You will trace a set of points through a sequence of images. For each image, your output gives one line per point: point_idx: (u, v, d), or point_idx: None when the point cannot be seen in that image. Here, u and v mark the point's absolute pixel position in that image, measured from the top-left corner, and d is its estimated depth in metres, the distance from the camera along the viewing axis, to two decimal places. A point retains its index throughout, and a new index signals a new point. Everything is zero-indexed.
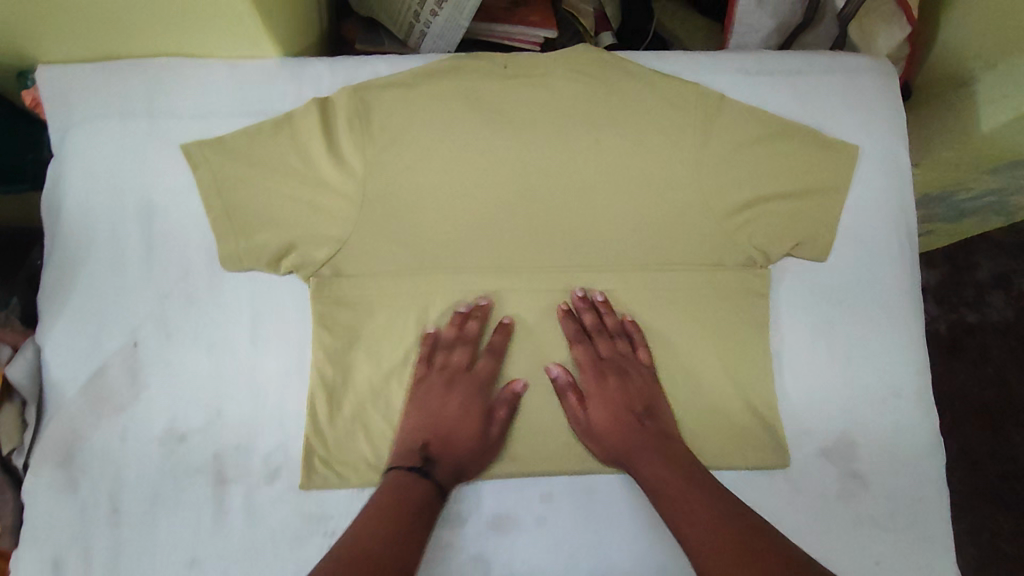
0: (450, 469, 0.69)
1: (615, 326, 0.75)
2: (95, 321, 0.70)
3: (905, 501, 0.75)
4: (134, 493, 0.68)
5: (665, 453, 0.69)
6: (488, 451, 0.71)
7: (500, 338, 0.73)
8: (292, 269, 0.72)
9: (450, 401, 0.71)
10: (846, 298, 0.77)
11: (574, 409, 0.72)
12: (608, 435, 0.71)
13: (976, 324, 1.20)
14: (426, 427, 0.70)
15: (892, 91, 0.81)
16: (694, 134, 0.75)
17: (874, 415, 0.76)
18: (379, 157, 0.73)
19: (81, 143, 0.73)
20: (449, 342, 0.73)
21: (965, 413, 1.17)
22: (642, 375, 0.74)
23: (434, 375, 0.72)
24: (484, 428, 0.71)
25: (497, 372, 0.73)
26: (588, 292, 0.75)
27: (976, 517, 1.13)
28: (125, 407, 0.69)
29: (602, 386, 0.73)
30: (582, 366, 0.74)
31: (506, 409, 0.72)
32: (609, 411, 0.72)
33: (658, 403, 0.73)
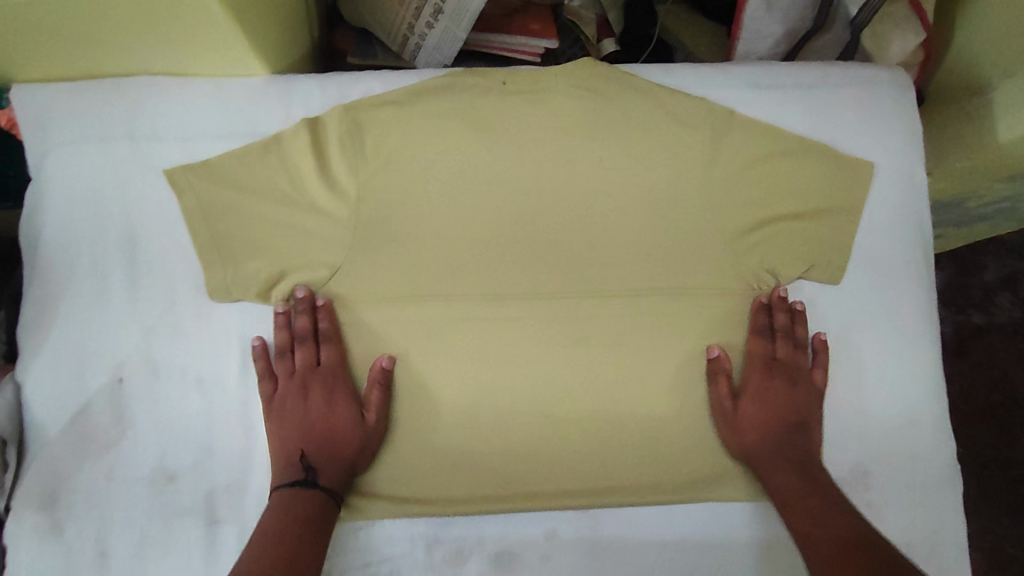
0: (337, 469, 0.66)
1: (802, 335, 0.72)
2: (77, 355, 0.67)
3: (924, 530, 0.72)
4: (121, 536, 0.65)
5: (800, 460, 0.68)
6: (372, 441, 0.68)
7: (327, 322, 0.68)
8: (282, 298, 0.69)
9: (312, 399, 0.68)
10: (861, 322, 0.74)
11: (724, 396, 0.70)
12: (759, 434, 0.70)
13: (983, 325, 1.15)
14: (291, 434, 0.66)
15: (908, 104, 0.78)
16: (702, 153, 0.72)
17: (890, 443, 0.73)
18: (373, 180, 0.70)
19: (61, 169, 0.70)
20: (284, 347, 0.69)
21: (969, 415, 1.13)
22: (808, 384, 0.72)
23: (287, 381, 0.68)
24: (359, 415, 0.68)
25: (344, 359, 0.69)
26: (774, 291, 0.72)
27: (981, 521, 1.10)
28: (111, 445, 0.66)
29: (764, 384, 0.71)
30: (759, 361, 0.72)
31: (377, 392, 0.68)
32: (768, 409, 0.70)
33: (812, 410, 0.71)
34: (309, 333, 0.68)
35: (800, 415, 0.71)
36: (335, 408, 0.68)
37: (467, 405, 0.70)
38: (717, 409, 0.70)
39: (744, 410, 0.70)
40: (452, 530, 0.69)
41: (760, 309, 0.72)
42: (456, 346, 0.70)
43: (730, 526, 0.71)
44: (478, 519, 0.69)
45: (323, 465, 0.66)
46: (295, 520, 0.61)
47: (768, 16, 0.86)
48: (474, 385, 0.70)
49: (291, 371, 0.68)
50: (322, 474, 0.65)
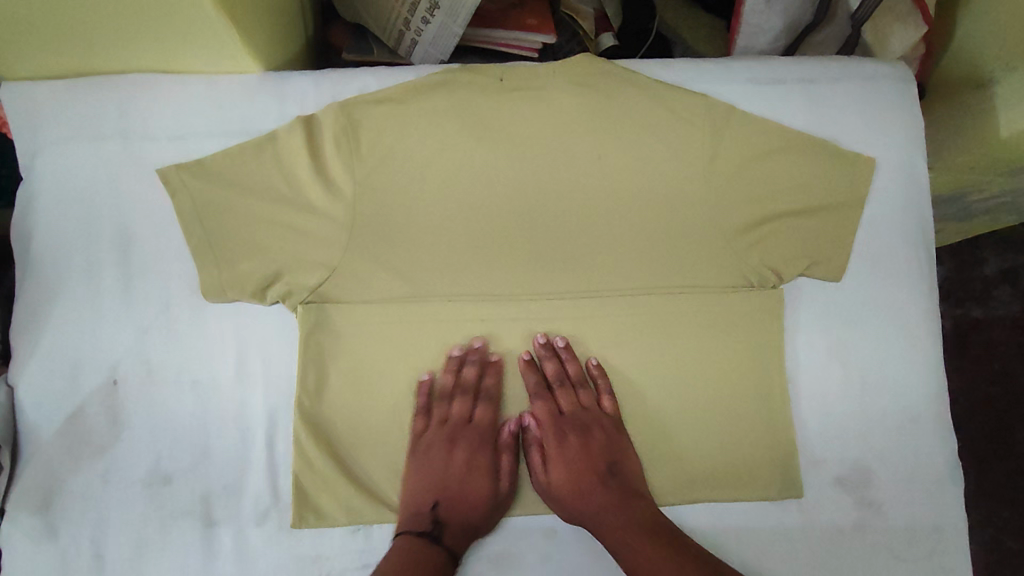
0: (458, 531, 0.66)
1: (576, 375, 0.71)
2: (70, 357, 0.66)
3: (925, 528, 0.72)
4: (117, 539, 0.65)
5: (622, 510, 0.67)
6: (501, 507, 0.69)
7: (494, 379, 0.70)
8: (279, 299, 0.68)
9: (455, 456, 0.68)
10: (862, 319, 0.74)
11: (535, 466, 0.70)
12: (571, 491, 0.68)
13: (983, 319, 1.15)
14: (422, 485, 0.67)
15: (909, 98, 0.77)
16: (702, 149, 0.71)
17: (891, 441, 0.73)
18: (369, 179, 0.69)
19: (52, 169, 0.69)
20: (445, 391, 0.69)
21: (970, 408, 1.13)
22: (607, 429, 0.70)
23: (439, 429, 0.69)
24: (493, 482, 0.68)
25: (497, 418, 0.71)
26: (535, 342, 0.70)
27: (981, 514, 1.10)
28: (105, 448, 0.66)
29: (560, 444, 0.70)
30: (541, 422, 0.70)
31: (511, 458, 0.70)
32: (568, 472, 0.69)
33: (625, 457, 0.69)
34: (472, 387, 0.69)
35: (607, 463, 0.69)
36: (473, 470, 0.68)
37: (488, 406, 0.70)
38: (534, 480, 0.69)
39: (555, 471, 0.69)
40: None
41: (525, 368, 0.70)
42: (454, 345, 0.70)
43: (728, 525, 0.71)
44: None
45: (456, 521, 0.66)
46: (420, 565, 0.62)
47: (768, 9, 0.85)
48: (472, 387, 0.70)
49: (444, 421, 0.69)
50: (450, 529, 0.66)
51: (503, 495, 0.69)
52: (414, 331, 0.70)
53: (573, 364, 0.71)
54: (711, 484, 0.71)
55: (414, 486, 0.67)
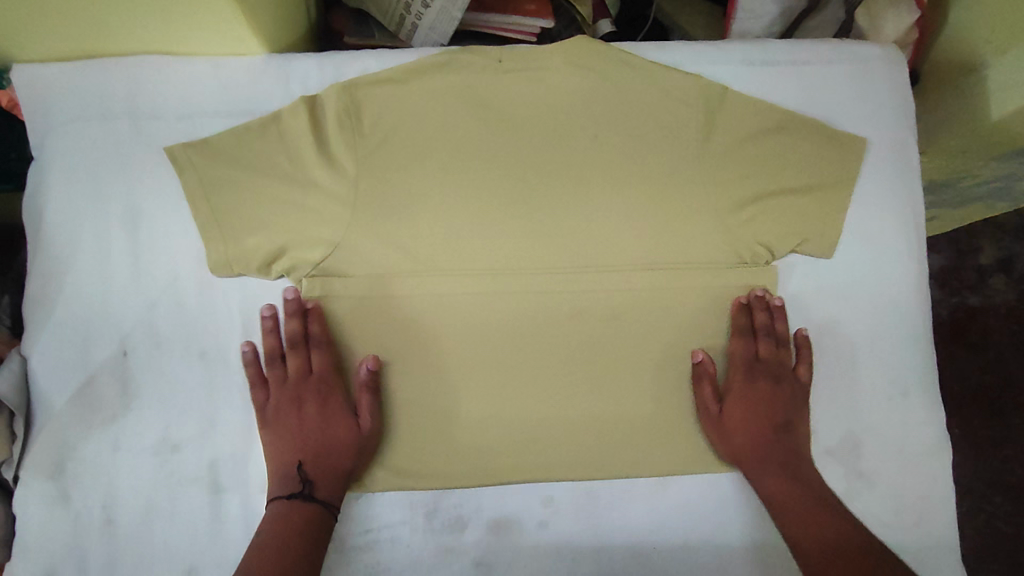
0: (331, 482, 0.66)
1: (783, 333, 0.73)
2: (81, 329, 0.68)
3: (913, 500, 0.73)
4: (127, 504, 0.67)
5: (791, 461, 0.69)
6: (368, 446, 0.68)
7: (318, 326, 0.69)
8: (284, 273, 0.70)
9: (308, 411, 0.68)
10: (852, 295, 0.75)
11: (710, 400, 0.71)
12: (746, 435, 0.70)
13: (978, 307, 1.16)
14: (289, 446, 0.66)
15: (900, 80, 0.79)
16: (696, 129, 0.73)
17: (881, 415, 0.75)
18: (371, 157, 0.70)
19: (62, 146, 0.70)
20: (275, 351, 0.69)
21: (964, 396, 1.14)
22: (795, 386, 0.72)
23: (281, 390, 0.68)
24: (353, 420, 0.68)
25: (336, 363, 0.70)
26: (751, 291, 0.74)
27: (974, 499, 1.12)
28: (116, 417, 0.68)
29: (748, 386, 0.72)
30: (735, 363, 0.73)
31: (370, 395, 0.68)
32: (752, 413, 0.71)
33: (800, 413, 0.72)
34: (298, 337, 0.69)
35: (787, 415, 0.71)
36: (329, 421, 0.67)
37: (487, 380, 0.71)
38: (702, 410, 0.71)
39: (731, 412, 0.71)
40: (450, 499, 0.70)
41: (739, 308, 0.73)
42: (455, 320, 0.72)
43: (723, 494, 0.72)
44: (475, 489, 0.70)
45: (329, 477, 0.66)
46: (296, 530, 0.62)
47: None
48: (472, 359, 0.71)
49: (283, 381, 0.69)
50: (324, 483, 0.65)
51: (367, 436, 0.68)
52: (415, 306, 0.71)
53: (781, 322, 0.73)
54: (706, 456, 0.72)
55: (284, 445, 0.67)
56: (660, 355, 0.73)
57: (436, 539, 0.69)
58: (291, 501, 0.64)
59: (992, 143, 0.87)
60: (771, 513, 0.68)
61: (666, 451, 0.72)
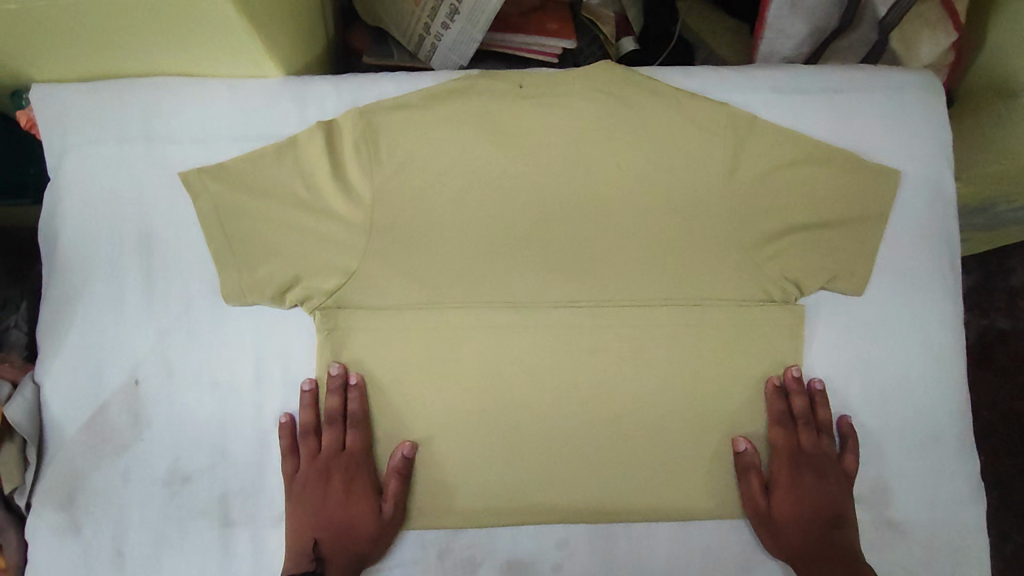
0: (345, 562, 0.65)
1: (825, 420, 0.71)
2: (95, 357, 0.68)
3: (944, 550, 0.71)
4: (138, 535, 0.66)
5: (844, 558, 0.67)
6: (390, 532, 0.67)
7: (358, 405, 0.68)
8: (297, 302, 0.69)
9: (332, 487, 0.67)
10: (884, 335, 0.72)
11: (757, 493, 0.68)
12: (796, 527, 0.68)
13: (1010, 330, 1.12)
14: (308, 521, 0.66)
15: (938, 109, 0.75)
16: (723, 159, 0.70)
17: (912, 460, 0.71)
18: (387, 185, 0.69)
19: (78, 171, 0.70)
20: (309, 427, 0.68)
21: (993, 421, 1.10)
22: (840, 475, 0.70)
23: (309, 464, 0.67)
24: (377, 506, 0.67)
25: (369, 444, 0.68)
26: (787, 372, 0.71)
27: (1002, 532, 1.08)
28: (127, 446, 0.67)
29: (793, 480, 0.69)
30: (777, 453, 0.70)
31: (399, 481, 0.67)
32: (799, 506, 0.69)
33: (846, 503, 0.69)
34: (337, 415, 0.68)
35: (835, 507, 0.69)
36: (352, 502, 0.66)
37: (501, 415, 0.69)
38: (750, 506, 0.69)
39: (778, 504, 0.69)
40: (463, 538, 0.68)
41: (775, 393, 0.70)
42: (469, 352, 0.69)
43: (745, 540, 0.70)
44: (489, 528, 0.68)
45: (343, 552, 0.65)
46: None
47: (792, 16, 0.84)
48: (487, 393, 0.69)
49: (313, 456, 0.68)
50: (337, 560, 0.65)
51: (390, 522, 0.67)
52: (430, 336, 0.69)
53: (824, 409, 0.71)
54: (727, 501, 0.70)
55: (308, 515, 0.66)
56: (681, 391, 0.70)
57: None
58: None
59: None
60: None
61: (686, 493, 0.69)
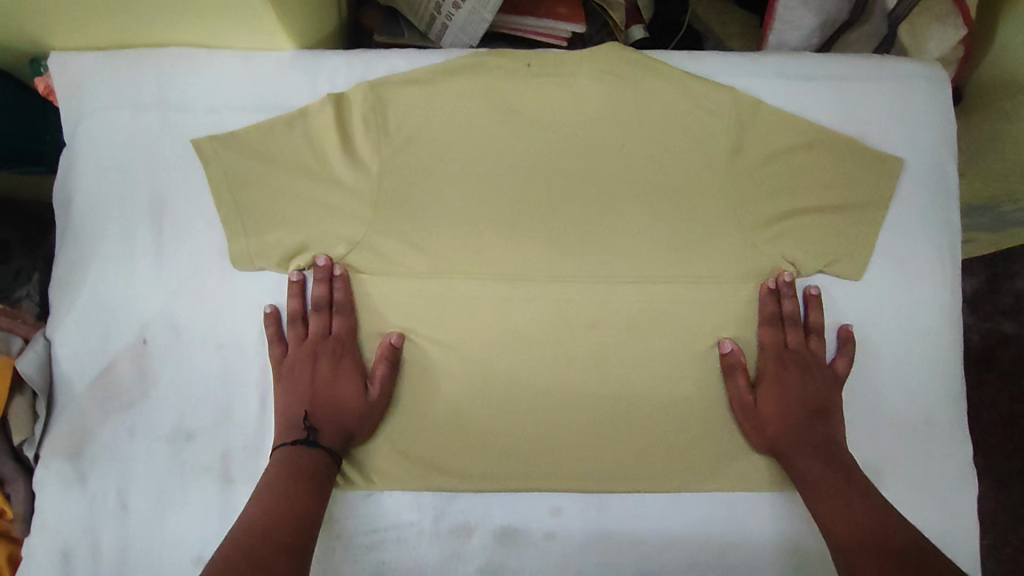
0: (336, 433, 0.66)
1: (816, 323, 0.71)
2: (105, 315, 0.69)
3: (934, 533, 0.71)
4: (141, 490, 0.68)
5: (827, 446, 0.67)
6: (375, 412, 0.68)
7: (344, 294, 0.69)
8: (302, 268, 0.70)
9: (320, 367, 0.68)
10: (880, 320, 0.73)
11: (744, 390, 0.69)
12: (781, 422, 0.69)
13: (1012, 334, 1.12)
14: (298, 399, 0.67)
15: (942, 99, 0.76)
16: (726, 142, 0.72)
17: (905, 444, 0.72)
18: (395, 157, 0.70)
19: (94, 135, 0.72)
20: (296, 315, 0.70)
21: (993, 424, 1.11)
22: (827, 376, 0.71)
23: (298, 347, 0.69)
24: (361, 385, 0.68)
25: (355, 329, 0.70)
26: (779, 274, 0.71)
27: (996, 531, 1.08)
28: (134, 403, 0.69)
29: (780, 374, 0.70)
30: (765, 349, 0.71)
31: (386, 368, 0.68)
32: (784, 400, 0.69)
33: (833, 399, 0.70)
34: (323, 300, 0.69)
35: (820, 401, 0.69)
36: (340, 378, 0.68)
37: (500, 386, 0.70)
38: (737, 399, 0.69)
39: (764, 399, 0.69)
40: (459, 503, 0.69)
41: (767, 295, 0.71)
42: (470, 325, 0.70)
43: (738, 516, 0.70)
44: (485, 494, 0.69)
45: (332, 429, 0.66)
46: (305, 472, 0.62)
47: (801, 7, 0.85)
48: (486, 364, 0.70)
49: (301, 341, 0.69)
50: (326, 433, 0.66)
51: (376, 404, 0.68)
52: (432, 306, 0.71)
53: (815, 312, 0.71)
54: (720, 477, 0.70)
55: (298, 397, 0.67)
56: (678, 367, 0.71)
57: (441, 544, 0.68)
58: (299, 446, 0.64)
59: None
60: (806, 499, 0.65)
61: (679, 468, 0.70)
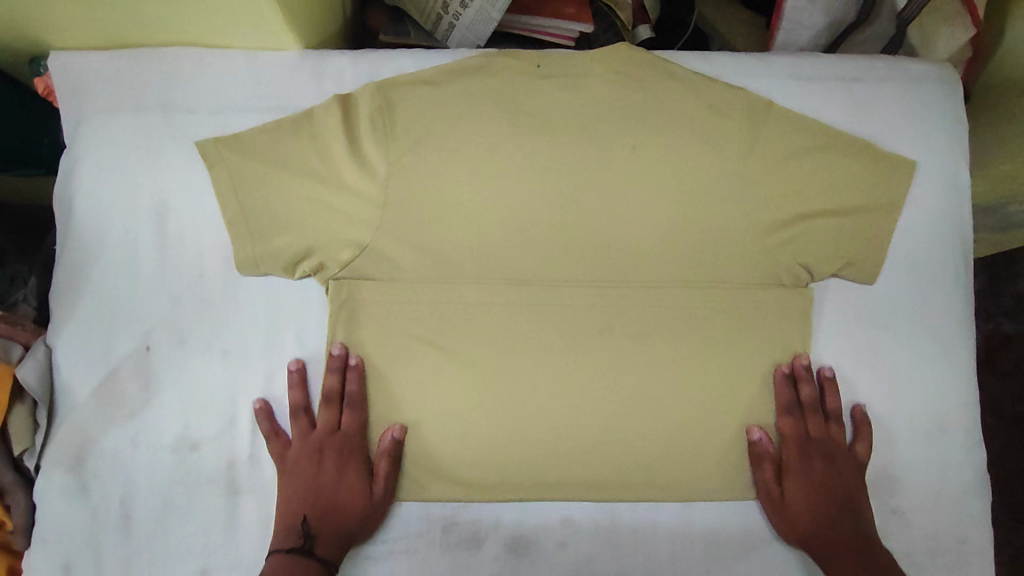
0: (333, 541, 0.64)
1: (834, 408, 0.70)
2: (107, 322, 0.68)
3: (949, 540, 0.70)
4: (145, 501, 0.66)
5: (861, 542, 0.66)
6: (379, 512, 0.66)
7: (355, 386, 0.67)
8: (309, 273, 0.69)
9: (326, 466, 0.66)
10: (893, 323, 0.72)
11: (771, 480, 0.68)
12: (810, 517, 0.67)
13: (1014, 334, 1.12)
14: (298, 497, 0.64)
15: (953, 100, 0.76)
16: (738, 145, 0.71)
17: (920, 449, 0.71)
18: (403, 159, 0.69)
19: (94, 137, 0.70)
20: (302, 406, 0.67)
21: (994, 425, 1.10)
22: (851, 463, 0.69)
23: (302, 442, 0.66)
24: (367, 487, 0.65)
25: (365, 425, 0.67)
26: (796, 359, 0.70)
27: (1002, 535, 1.07)
28: (136, 412, 0.67)
29: (804, 466, 0.68)
30: (787, 437, 0.69)
31: (387, 463, 0.66)
32: (812, 495, 0.67)
33: (861, 488, 0.69)
34: (334, 394, 0.67)
35: (848, 493, 0.68)
36: (344, 481, 0.65)
37: (510, 393, 0.68)
38: (763, 491, 0.68)
39: (792, 493, 0.68)
40: (468, 512, 0.67)
41: (784, 381, 0.70)
42: (479, 330, 0.69)
43: (752, 524, 0.69)
44: (496, 505, 0.68)
45: (332, 536, 0.64)
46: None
47: (810, 6, 0.84)
48: (496, 370, 0.69)
49: (307, 434, 0.66)
50: (325, 542, 0.63)
51: (379, 501, 0.65)
52: (441, 311, 0.69)
53: (832, 397, 0.70)
54: (734, 483, 0.69)
55: (300, 498, 0.65)
56: (693, 372, 0.70)
57: (450, 554, 0.66)
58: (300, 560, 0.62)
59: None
60: None
61: (695, 476, 0.69)
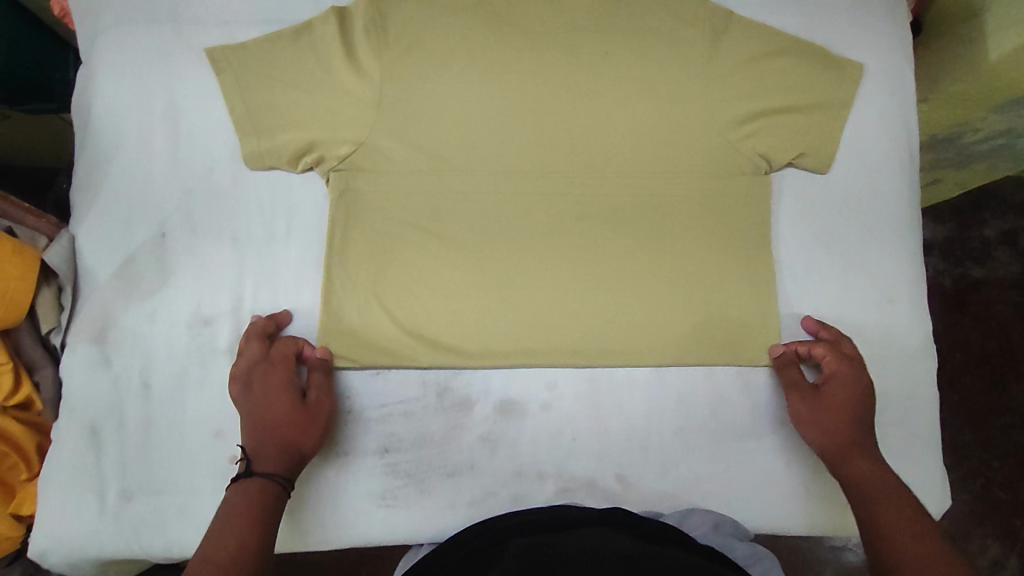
0: (272, 458, 0.65)
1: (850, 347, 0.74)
2: (125, 212, 0.74)
3: (898, 400, 0.77)
4: (165, 370, 0.72)
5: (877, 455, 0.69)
6: (315, 422, 0.68)
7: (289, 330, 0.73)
8: (310, 166, 0.75)
9: (274, 398, 0.67)
10: (844, 208, 0.79)
11: (800, 382, 0.72)
12: (844, 423, 0.70)
13: (981, 278, 1.17)
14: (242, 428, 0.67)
15: (899, 12, 0.83)
16: (702, 47, 0.77)
17: (872, 321, 0.78)
18: (396, 63, 0.75)
19: (109, 47, 0.76)
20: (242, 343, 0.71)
21: (966, 363, 1.15)
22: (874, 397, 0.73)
23: (234, 374, 0.69)
24: (303, 397, 0.68)
25: (292, 349, 0.71)
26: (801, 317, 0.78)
27: (972, 465, 1.11)
28: (154, 291, 0.73)
29: (848, 379, 0.71)
30: (827, 352, 0.73)
31: (321, 373, 0.70)
32: (850, 403, 0.70)
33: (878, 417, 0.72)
34: (265, 329, 0.71)
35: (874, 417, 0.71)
36: (276, 396, 0.68)
37: (496, 274, 0.75)
38: (794, 389, 0.72)
39: (832, 394, 0.71)
40: (461, 378, 0.74)
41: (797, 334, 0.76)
42: (468, 217, 0.76)
43: (720, 387, 0.76)
44: (486, 371, 0.74)
45: (280, 457, 0.65)
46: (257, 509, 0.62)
47: None
48: (484, 253, 0.76)
49: (238, 366, 0.70)
50: (274, 464, 0.65)
51: (316, 411, 0.68)
52: (434, 199, 0.76)
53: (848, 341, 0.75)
54: (705, 353, 0.75)
55: (252, 425, 0.66)
56: (659, 254, 0.77)
57: (443, 418, 0.73)
58: (253, 479, 0.63)
59: (990, 91, 0.86)
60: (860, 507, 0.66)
61: (665, 347, 0.75)
